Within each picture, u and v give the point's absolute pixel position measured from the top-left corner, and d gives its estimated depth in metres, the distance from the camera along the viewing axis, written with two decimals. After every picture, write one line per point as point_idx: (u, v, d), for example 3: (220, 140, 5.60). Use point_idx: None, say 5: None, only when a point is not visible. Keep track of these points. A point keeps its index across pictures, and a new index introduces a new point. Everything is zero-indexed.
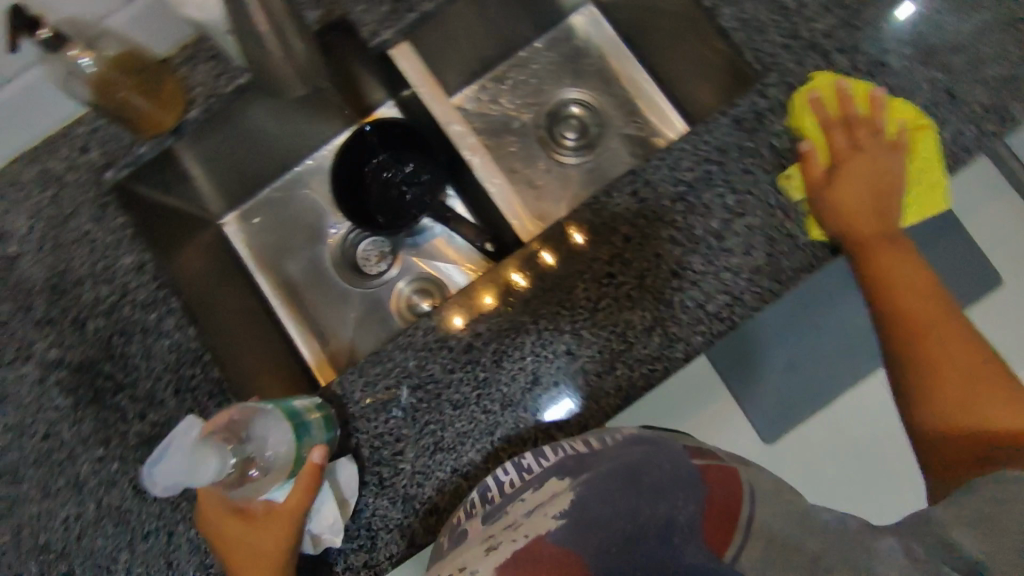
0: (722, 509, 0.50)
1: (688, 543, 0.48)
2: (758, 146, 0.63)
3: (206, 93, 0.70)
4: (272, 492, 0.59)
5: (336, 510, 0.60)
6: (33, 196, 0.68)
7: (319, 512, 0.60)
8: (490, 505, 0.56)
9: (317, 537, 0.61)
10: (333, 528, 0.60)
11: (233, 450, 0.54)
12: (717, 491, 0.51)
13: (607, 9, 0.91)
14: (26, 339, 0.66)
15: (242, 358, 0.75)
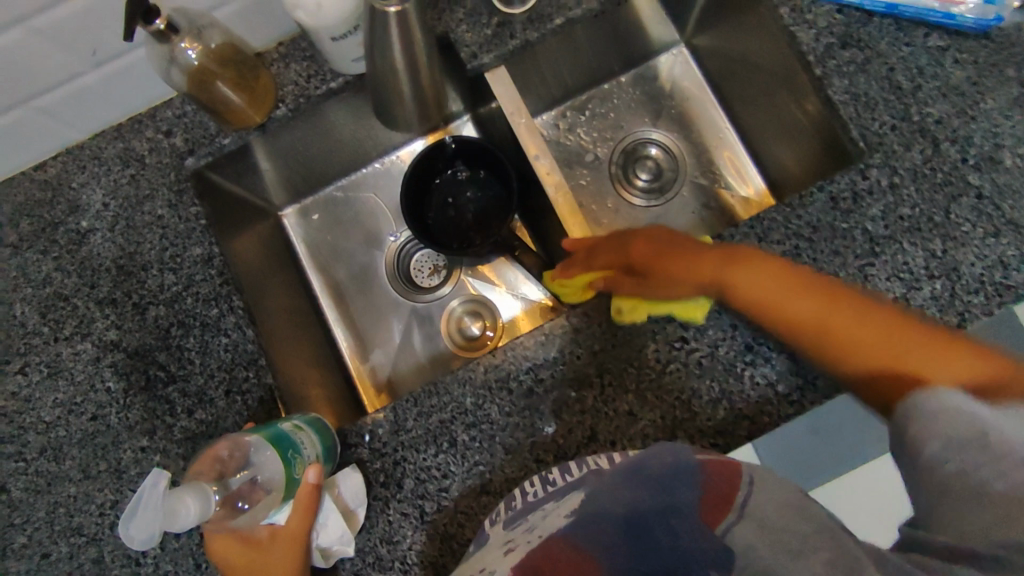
0: (722, 495, 0.44)
1: (686, 528, 0.43)
2: (853, 227, 0.61)
3: (297, 92, 0.69)
4: (271, 514, 0.58)
5: (342, 521, 0.59)
6: (112, 173, 0.69)
7: (325, 526, 0.59)
8: (513, 512, 0.54)
9: (326, 550, 0.59)
10: (342, 539, 0.59)
11: (215, 487, 0.52)
12: (721, 477, 0.46)
13: (700, 53, 0.91)
14: (88, 317, 0.66)
15: (292, 361, 0.74)
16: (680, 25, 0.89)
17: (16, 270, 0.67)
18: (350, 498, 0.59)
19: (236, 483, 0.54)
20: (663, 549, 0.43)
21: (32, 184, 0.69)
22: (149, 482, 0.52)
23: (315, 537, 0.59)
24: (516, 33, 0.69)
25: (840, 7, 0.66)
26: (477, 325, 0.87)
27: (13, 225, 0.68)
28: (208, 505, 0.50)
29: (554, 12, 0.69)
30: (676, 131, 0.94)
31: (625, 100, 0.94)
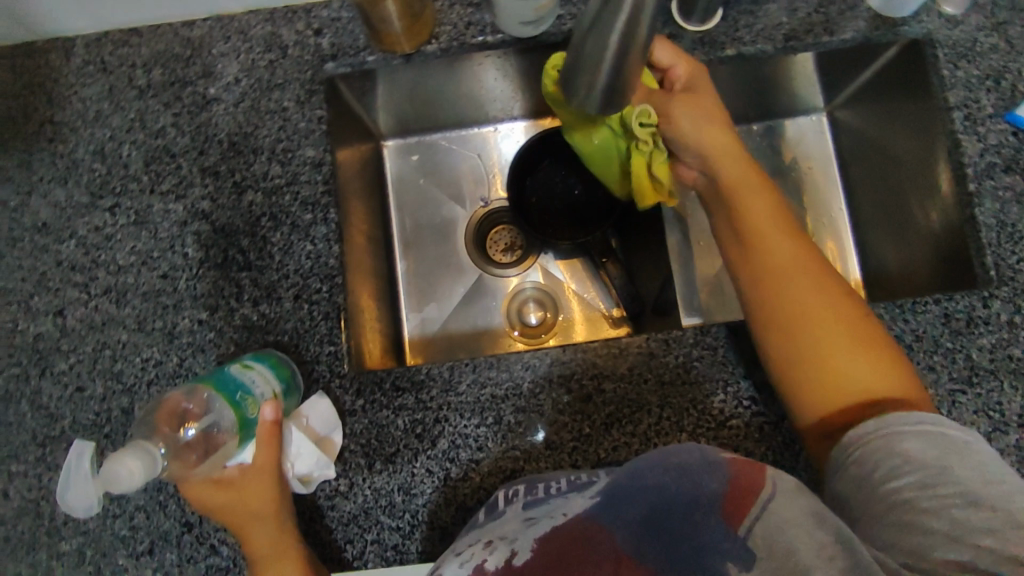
0: (746, 487, 0.42)
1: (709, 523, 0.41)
2: (957, 349, 0.62)
3: (452, 34, 0.69)
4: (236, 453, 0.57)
5: (314, 449, 0.58)
6: (252, 52, 0.68)
7: (296, 457, 0.58)
8: (532, 497, 0.53)
9: (305, 476, 0.59)
10: (320, 463, 0.58)
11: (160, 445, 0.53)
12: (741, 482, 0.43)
13: (838, 124, 0.90)
14: (187, 180, 0.66)
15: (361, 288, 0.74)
16: (829, 95, 0.87)
17: (134, 113, 0.68)
18: (319, 424, 0.60)
19: (187, 430, 0.54)
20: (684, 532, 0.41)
21: (174, 37, 0.69)
22: (75, 453, 0.52)
23: (290, 467, 0.58)
24: (684, 49, 0.69)
25: (1017, 130, 0.65)
26: (536, 313, 0.87)
27: (145, 70, 0.68)
28: (153, 463, 0.50)
29: (728, 41, 0.68)
30: (792, 195, 0.92)
31: (751, 147, 0.94)
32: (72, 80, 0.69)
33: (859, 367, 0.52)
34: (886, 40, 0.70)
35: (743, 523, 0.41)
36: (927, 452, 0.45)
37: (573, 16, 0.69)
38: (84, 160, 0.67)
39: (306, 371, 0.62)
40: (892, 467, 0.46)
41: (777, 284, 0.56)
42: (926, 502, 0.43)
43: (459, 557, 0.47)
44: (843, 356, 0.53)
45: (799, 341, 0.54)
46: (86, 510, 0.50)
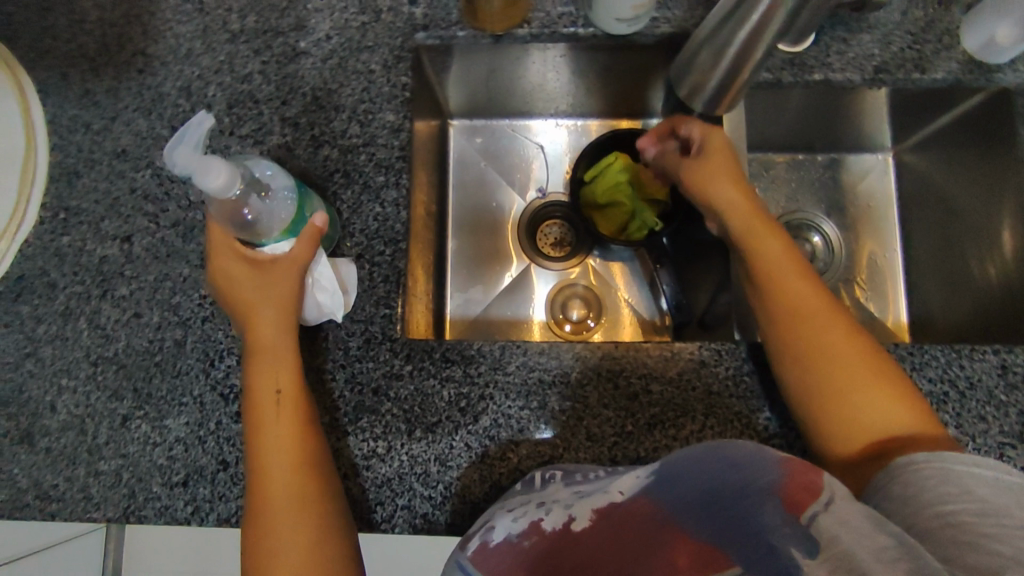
0: (805, 484, 0.42)
1: (767, 515, 0.40)
2: (1011, 403, 0.61)
3: (545, 21, 0.69)
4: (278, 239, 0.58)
5: (335, 281, 0.61)
6: (347, 12, 0.69)
7: (318, 281, 0.60)
8: (573, 477, 0.54)
9: (319, 306, 0.60)
10: (335, 297, 0.61)
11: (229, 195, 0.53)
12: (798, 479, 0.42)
13: (904, 165, 0.89)
14: (267, 127, 0.67)
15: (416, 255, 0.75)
16: (900, 135, 0.86)
17: (224, 56, 0.69)
18: (344, 272, 0.62)
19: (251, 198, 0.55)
20: (742, 518, 0.41)
21: None
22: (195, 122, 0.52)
23: (308, 288, 0.60)
24: (772, 67, 0.69)
25: None
26: (579, 310, 0.87)
27: (240, 16, 0.70)
28: (233, 187, 0.50)
29: (817, 66, 0.69)
30: (848, 230, 0.91)
31: (812, 177, 0.93)
32: (168, 15, 0.70)
33: (879, 403, 0.53)
34: (976, 85, 0.69)
35: (804, 513, 0.40)
36: (982, 488, 0.45)
37: (668, 20, 0.69)
38: (169, 94, 0.68)
39: (359, 330, 0.62)
40: (946, 492, 0.45)
41: (796, 322, 0.57)
42: (988, 527, 0.42)
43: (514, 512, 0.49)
44: (864, 394, 0.53)
45: (819, 378, 0.54)
46: (179, 167, 0.49)
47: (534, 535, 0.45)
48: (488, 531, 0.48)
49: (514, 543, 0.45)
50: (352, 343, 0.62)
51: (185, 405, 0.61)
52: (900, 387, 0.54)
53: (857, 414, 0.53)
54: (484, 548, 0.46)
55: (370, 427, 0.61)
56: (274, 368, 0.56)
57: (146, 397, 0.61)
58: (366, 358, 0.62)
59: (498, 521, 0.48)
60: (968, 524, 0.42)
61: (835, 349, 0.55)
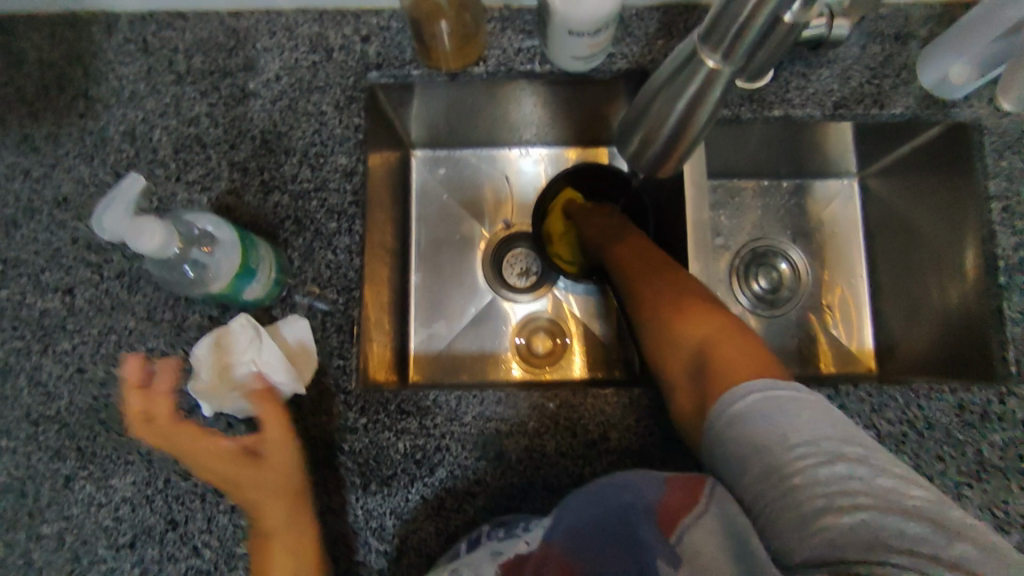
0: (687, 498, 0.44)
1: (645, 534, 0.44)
2: (969, 442, 0.61)
3: (500, 59, 0.68)
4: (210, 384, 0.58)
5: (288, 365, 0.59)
6: (297, 51, 0.67)
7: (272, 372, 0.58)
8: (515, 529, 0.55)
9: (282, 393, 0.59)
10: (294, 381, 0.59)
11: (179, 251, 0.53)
12: (680, 494, 0.45)
13: (869, 191, 0.89)
14: (215, 172, 0.65)
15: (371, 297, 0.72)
16: (864, 161, 0.86)
17: (169, 98, 0.67)
18: (296, 341, 0.61)
19: (198, 254, 0.54)
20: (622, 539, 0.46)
21: (220, 26, 0.68)
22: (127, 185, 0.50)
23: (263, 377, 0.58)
24: (731, 103, 0.68)
25: None
26: (544, 343, 0.85)
27: (186, 56, 0.67)
28: (164, 248, 0.51)
29: (776, 102, 0.68)
30: (815, 257, 0.91)
31: (777, 204, 0.93)
32: (111, 57, 0.68)
33: (698, 334, 0.54)
34: (934, 119, 0.69)
35: (675, 531, 0.43)
36: (804, 419, 0.42)
37: (624, 56, 0.68)
38: (113, 139, 0.66)
39: (312, 382, 0.61)
40: (777, 440, 0.42)
41: (631, 269, 0.64)
42: (786, 481, 0.40)
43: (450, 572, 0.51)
44: (682, 317, 0.56)
45: (649, 311, 0.59)
46: (108, 235, 0.49)
47: None
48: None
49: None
50: (305, 397, 0.61)
51: (131, 464, 0.60)
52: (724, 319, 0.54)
53: (676, 338, 0.55)
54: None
55: (325, 482, 0.59)
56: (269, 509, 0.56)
57: (90, 456, 0.60)
58: (318, 412, 0.60)
59: None
60: (813, 479, 0.39)
61: (659, 283, 0.60)
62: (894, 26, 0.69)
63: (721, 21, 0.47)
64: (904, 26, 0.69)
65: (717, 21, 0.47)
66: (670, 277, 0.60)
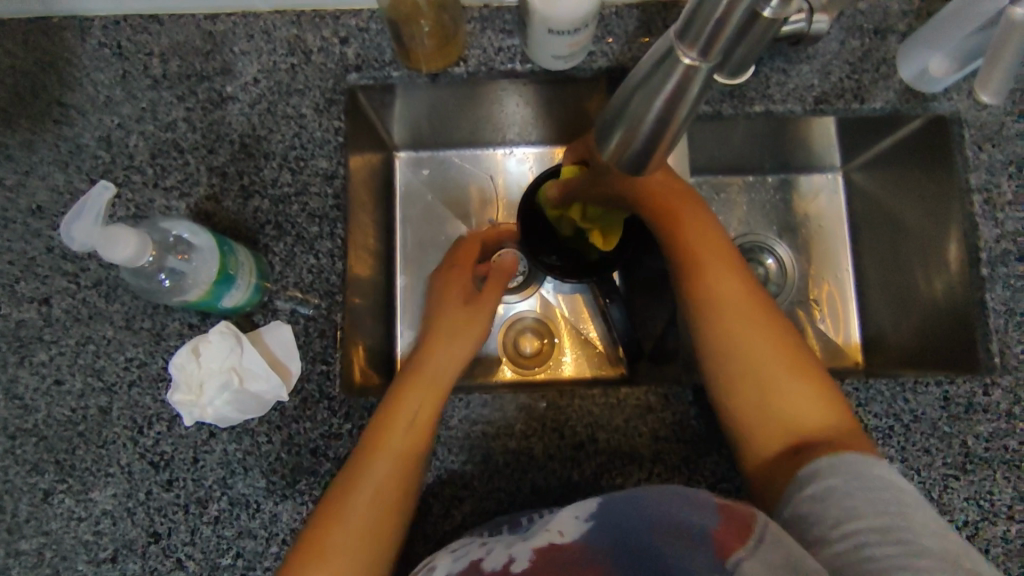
0: (738, 524, 0.45)
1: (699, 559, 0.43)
2: (954, 434, 0.62)
3: (481, 59, 0.67)
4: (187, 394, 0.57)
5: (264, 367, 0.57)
6: (275, 54, 0.66)
7: (248, 377, 0.57)
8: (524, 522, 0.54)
9: (258, 398, 0.58)
10: (271, 385, 0.57)
11: (153, 258, 0.52)
12: (728, 522, 0.45)
13: (854, 185, 0.89)
14: (193, 178, 0.64)
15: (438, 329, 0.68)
16: (847, 156, 0.86)
17: (145, 103, 0.66)
18: (278, 347, 0.60)
19: (173, 261, 0.53)
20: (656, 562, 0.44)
21: (196, 29, 0.67)
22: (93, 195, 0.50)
23: (241, 385, 0.57)
24: (711, 100, 0.68)
25: None
26: (532, 343, 0.85)
27: (162, 60, 0.66)
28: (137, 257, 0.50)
29: (757, 97, 0.68)
30: (802, 252, 0.91)
31: (763, 199, 0.92)
32: (85, 61, 0.67)
33: (784, 378, 0.56)
34: (914, 113, 0.69)
35: (730, 560, 0.43)
36: (872, 500, 0.49)
37: (605, 54, 0.67)
38: (88, 145, 0.65)
39: (295, 389, 0.60)
40: (850, 512, 0.48)
41: (697, 266, 0.60)
42: (846, 543, 0.47)
43: (456, 552, 0.52)
44: (781, 370, 0.56)
45: (731, 352, 0.57)
46: (79, 244, 0.48)
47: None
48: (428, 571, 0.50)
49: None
50: (288, 404, 0.60)
51: (112, 476, 0.59)
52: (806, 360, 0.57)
53: (774, 390, 0.56)
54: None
55: (310, 490, 0.58)
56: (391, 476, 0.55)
57: (69, 469, 0.59)
58: (303, 418, 0.60)
59: (439, 563, 0.51)
60: (863, 545, 0.47)
61: (740, 311, 0.58)
62: (873, 20, 0.69)
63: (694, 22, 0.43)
64: (883, 20, 0.69)
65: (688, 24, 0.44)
66: (753, 304, 0.59)
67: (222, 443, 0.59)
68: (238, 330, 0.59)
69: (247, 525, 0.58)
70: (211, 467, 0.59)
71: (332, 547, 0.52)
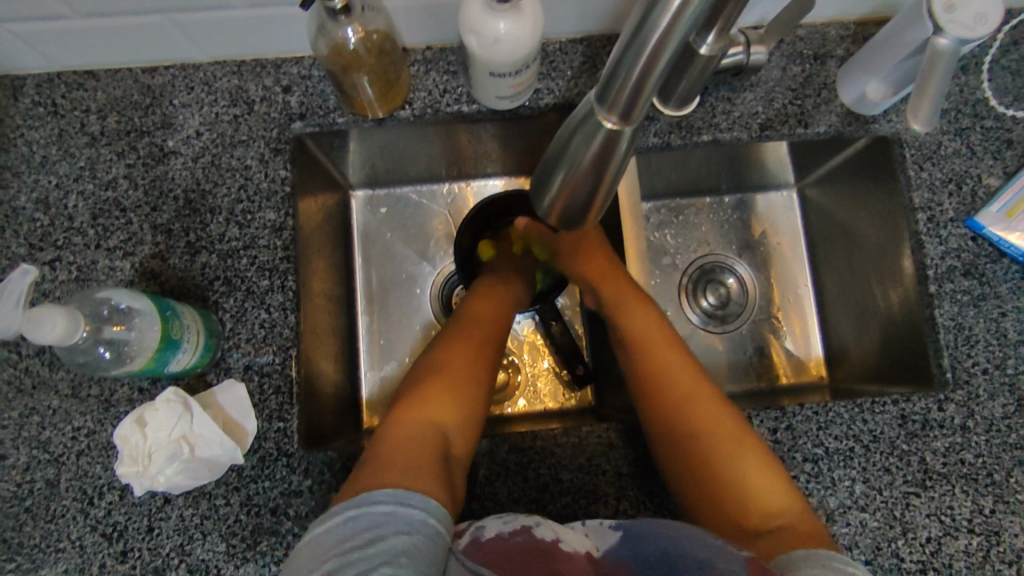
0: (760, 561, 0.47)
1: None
2: (912, 451, 0.62)
3: (427, 101, 0.67)
4: (138, 463, 0.56)
5: (213, 432, 0.56)
6: (216, 106, 0.65)
7: (200, 441, 0.56)
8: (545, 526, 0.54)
9: (213, 462, 0.56)
10: (223, 447, 0.56)
11: (86, 329, 0.51)
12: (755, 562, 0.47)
13: (807, 202, 0.90)
14: (137, 237, 0.62)
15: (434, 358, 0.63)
16: (800, 173, 0.86)
17: (83, 162, 0.64)
18: (231, 408, 0.59)
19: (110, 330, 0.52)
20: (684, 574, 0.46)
21: (134, 83, 0.66)
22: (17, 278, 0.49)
23: (195, 451, 0.55)
24: (659, 132, 0.68)
25: (976, 235, 0.67)
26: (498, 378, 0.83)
27: (99, 116, 0.65)
28: (75, 330, 0.49)
29: (704, 127, 0.69)
30: (761, 270, 0.91)
31: (721, 219, 0.93)
32: (19, 121, 0.65)
33: (754, 481, 0.55)
34: (856, 135, 0.71)
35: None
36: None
37: (551, 91, 0.67)
38: (25, 208, 0.63)
39: (252, 448, 0.59)
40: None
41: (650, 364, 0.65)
42: None
43: (502, 518, 0.52)
44: (746, 467, 0.56)
45: (693, 442, 0.59)
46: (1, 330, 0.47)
47: (523, 535, 0.49)
48: (480, 528, 0.50)
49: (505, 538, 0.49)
50: (245, 465, 0.58)
51: (62, 552, 0.57)
52: (755, 463, 0.56)
53: (738, 481, 0.56)
54: (477, 542, 0.49)
55: (270, 553, 0.57)
56: (448, 385, 0.60)
57: (16, 548, 0.57)
58: (261, 478, 0.58)
59: (488, 522, 0.51)
60: None
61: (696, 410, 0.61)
62: (812, 46, 0.71)
63: (619, 74, 0.37)
64: (822, 46, 0.71)
65: (608, 83, 0.39)
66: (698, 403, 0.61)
67: (177, 509, 0.57)
68: (186, 394, 0.58)
69: None
70: (167, 534, 0.57)
71: (411, 420, 0.56)
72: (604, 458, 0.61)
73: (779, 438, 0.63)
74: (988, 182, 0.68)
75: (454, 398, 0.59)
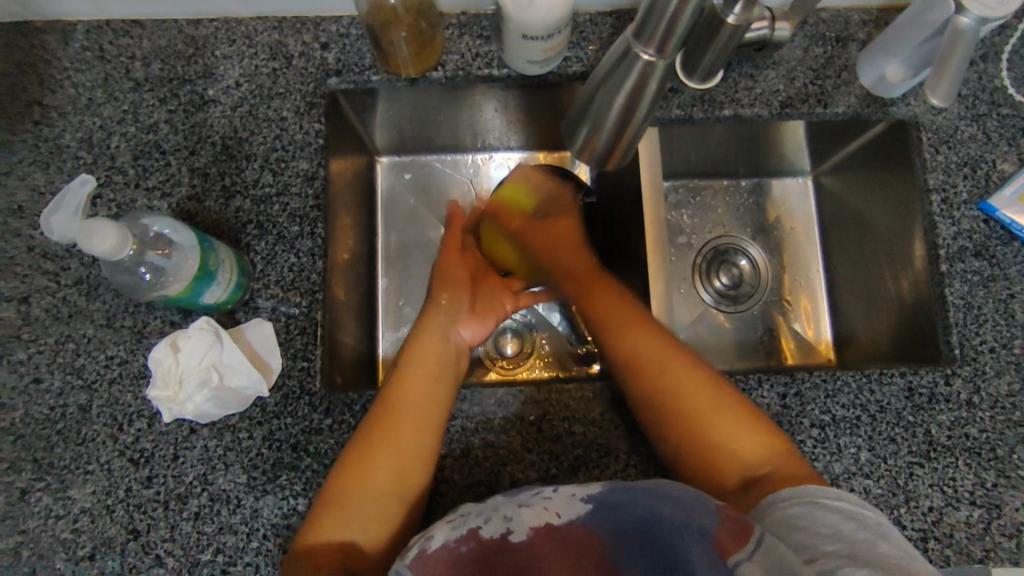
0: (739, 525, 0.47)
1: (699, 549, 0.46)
2: (918, 423, 0.64)
3: (459, 64, 0.69)
4: (170, 387, 0.59)
5: (241, 362, 0.59)
6: (256, 58, 0.68)
7: (228, 370, 0.58)
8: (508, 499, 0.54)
9: (239, 392, 0.59)
10: (249, 379, 0.59)
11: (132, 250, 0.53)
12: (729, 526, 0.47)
13: (822, 189, 0.92)
14: (175, 179, 0.65)
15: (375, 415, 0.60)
16: (816, 160, 0.88)
17: (127, 105, 0.67)
18: (258, 344, 0.61)
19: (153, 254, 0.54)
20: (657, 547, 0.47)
21: (178, 34, 0.68)
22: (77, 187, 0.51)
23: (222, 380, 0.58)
24: (682, 104, 0.70)
25: (988, 218, 0.68)
26: (512, 343, 0.84)
27: (144, 63, 0.68)
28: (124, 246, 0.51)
29: (727, 102, 0.70)
30: (774, 254, 0.93)
31: (737, 203, 0.95)
32: (66, 64, 0.67)
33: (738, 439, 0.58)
34: (874, 117, 0.72)
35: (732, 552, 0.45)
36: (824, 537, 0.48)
37: (579, 60, 0.70)
38: (69, 146, 0.66)
39: (277, 385, 0.61)
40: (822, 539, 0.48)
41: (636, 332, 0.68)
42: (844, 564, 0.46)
43: (450, 520, 0.52)
44: (728, 427, 0.59)
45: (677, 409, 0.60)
46: (58, 235, 0.49)
47: (470, 542, 0.49)
48: (425, 540, 0.49)
49: (451, 548, 0.49)
50: (270, 400, 0.60)
51: (91, 473, 0.59)
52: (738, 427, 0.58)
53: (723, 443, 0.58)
54: (423, 555, 0.48)
55: (290, 485, 0.59)
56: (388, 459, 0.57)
57: (47, 467, 0.59)
58: (284, 414, 0.60)
59: (436, 530, 0.50)
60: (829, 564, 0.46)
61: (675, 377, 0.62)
62: (834, 29, 0.73)
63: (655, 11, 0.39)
64: (844, 29, 0.73)
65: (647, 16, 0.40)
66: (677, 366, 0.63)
67: (202, 439, 0.60)
68: (218, 326, 0.61)
69: (227, 520, 0.58)
70: (192, 462, 0.59)
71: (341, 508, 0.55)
72: (614, 414, 0.63)
73: (788, 403, 0.64)
74: (1002, 168, 0.70)
75: (395, 475, 0.57)
